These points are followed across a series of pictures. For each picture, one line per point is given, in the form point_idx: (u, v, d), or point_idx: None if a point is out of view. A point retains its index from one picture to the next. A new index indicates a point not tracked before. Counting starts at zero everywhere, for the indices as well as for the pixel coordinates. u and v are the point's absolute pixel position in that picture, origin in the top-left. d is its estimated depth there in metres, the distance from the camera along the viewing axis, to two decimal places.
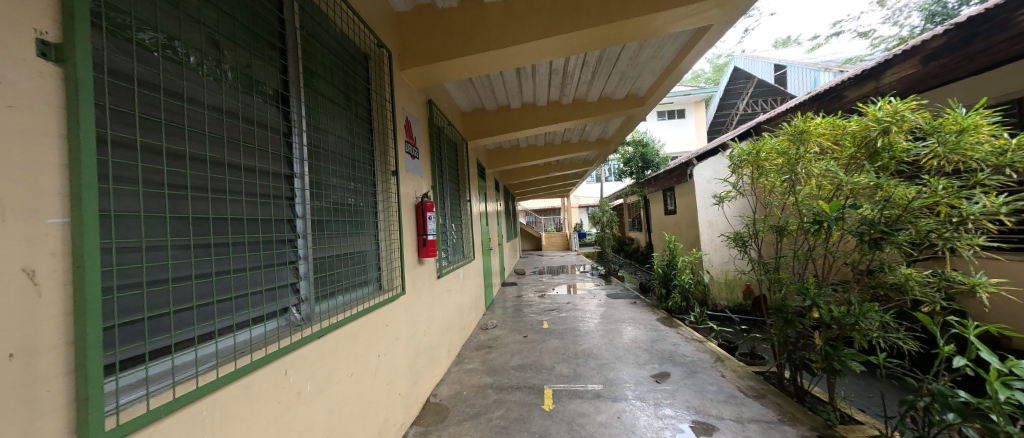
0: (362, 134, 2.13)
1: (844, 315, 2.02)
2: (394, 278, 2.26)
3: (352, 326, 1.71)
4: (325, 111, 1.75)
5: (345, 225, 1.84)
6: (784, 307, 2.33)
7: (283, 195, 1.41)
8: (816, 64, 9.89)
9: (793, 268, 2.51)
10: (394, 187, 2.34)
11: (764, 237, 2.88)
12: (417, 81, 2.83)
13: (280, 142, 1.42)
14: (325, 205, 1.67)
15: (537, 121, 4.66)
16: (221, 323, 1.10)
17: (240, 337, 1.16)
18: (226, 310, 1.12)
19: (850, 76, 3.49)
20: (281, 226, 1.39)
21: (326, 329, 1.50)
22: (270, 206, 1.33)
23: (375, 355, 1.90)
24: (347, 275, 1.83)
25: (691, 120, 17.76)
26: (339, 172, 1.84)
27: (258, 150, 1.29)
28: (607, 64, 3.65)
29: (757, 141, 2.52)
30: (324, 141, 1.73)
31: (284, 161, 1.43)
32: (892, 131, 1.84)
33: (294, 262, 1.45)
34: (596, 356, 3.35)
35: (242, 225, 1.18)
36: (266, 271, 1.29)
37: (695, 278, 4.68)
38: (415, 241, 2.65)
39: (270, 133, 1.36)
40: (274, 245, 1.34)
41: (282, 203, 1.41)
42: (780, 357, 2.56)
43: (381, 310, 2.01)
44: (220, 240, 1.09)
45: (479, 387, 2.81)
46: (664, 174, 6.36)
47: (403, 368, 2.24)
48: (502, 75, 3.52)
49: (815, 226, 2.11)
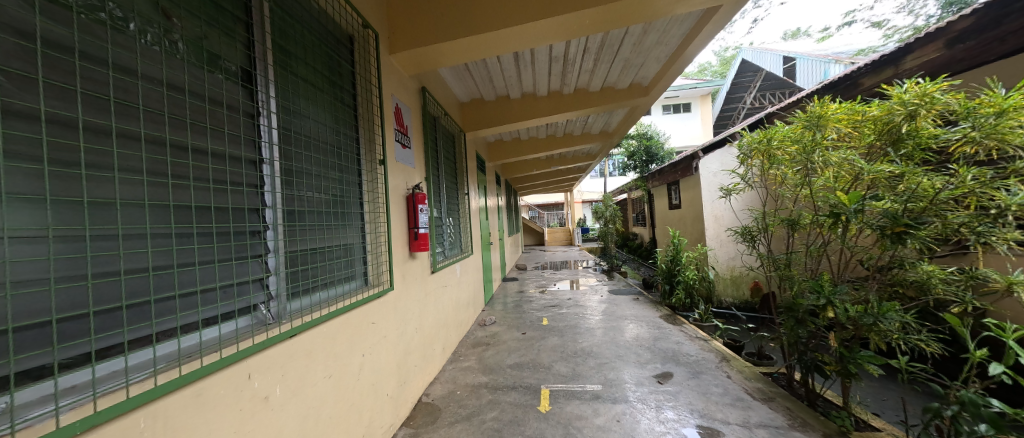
0: (346, 121, 2.00)
1: (862, 315, 1.88)
2: (381, 273, 2.13)
3: (331, 324, 1.60)
4: (303, 94, 1.62)
5: (326, 217, 1.72)
6: (795, 306, 2.20)
7: (249, 183, 1.30)
8: (825, 56, 9.63)
9: (805, 264, 2.35)
10: (382, 177, 2.20)
11: (774, 232, 2.72)
12: (407, 66, 2.69)
13: (247, 124, 1.31)
14: (302, 196, 1.56)
15: (537, 112, 4.51)
16: (161, 326, 0.97)
17: (185, 341, 1.03)
18: (167, 311, 0.99)
19: (866, 62, 3.31)
20: (248, 217, 1.28)
21: (297, 328, 1.39)
22: (233, 193, 1.21)
23: (358, 356, 1.79)
24: (326, 270, 1.71)
25: (697, 114, 17.44)
26: (320, 160, 1.72)
27: (218, 131, 1.17)
28: (610, 50, 3.49)
29: (768, 129, 2.33)
30: (302, 126, 1.61)
31: (250, 147, 1.32)
32: (918, 116, 1.68)
33: (263, 256, 1.34)
34: (595, 355, 3.23)
35: (194, 215, 1.06)
36: (222, 266, 1.16)
37: (700, 275, 4.53)
38: (406, 235, 2.52)
39: (235, 115, 1.25)
40: (238, 237, 1.23)
41: (249, 192, 1.29)
42: (790, 358, 2.42)
43: (366, 306, 1.90)
44: (162, 231, 0.97)
45: (473, 386, 2.71)
46: (669, 167, 6.18)
47: (391, 368, 2.13)
48: (500, 61, 3.36)
49: (832, 219, 1.94)
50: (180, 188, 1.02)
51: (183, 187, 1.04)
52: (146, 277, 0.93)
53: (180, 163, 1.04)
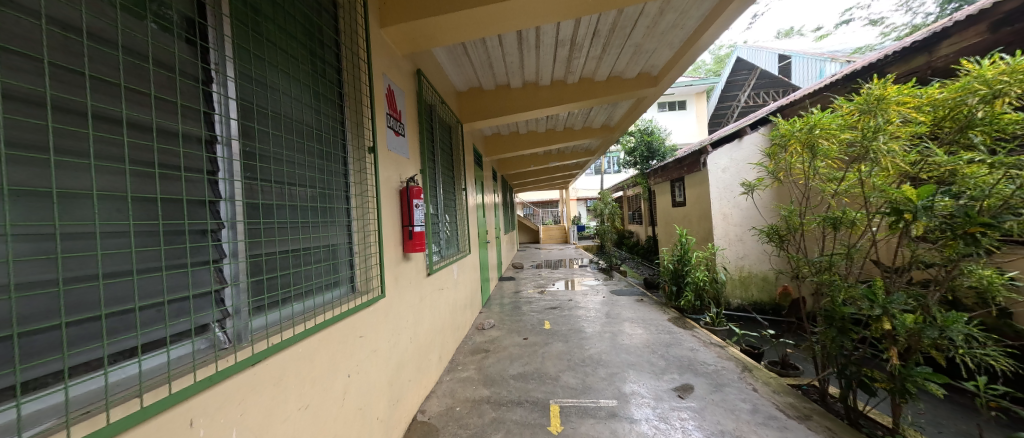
0: (330, 100, 1.69)
1: (925, 329, 1.65)
2: (372, 277, 1.83)
3: (308, 343, 1.30)
4: (274, 61, 1.31)
5: (303, 212, 1.42)
6: (838, 313, 1.98)
7: (193, 167, 0.97)
8: (823, 53, 9.52)
9: (845, 267, 2.13)
10: (371, 166, 1.88)
11: (805, 231, 2.49)
12: (400, 42, 2.36)
13: (192, 91, 0.98)
14: (271, 186, 1.25)
15: (540, 102, 4.21)
16: (23, 374, 0.63)
17: (73, 390, 0.70)
18: (42, 349, 0.66)
19: (896, 50, 3.14)
20: (192, 213, 0.96)
21: (260, 354, 1.08)
22: (164, 179, 0.88)
23: (344, 376, 1.50)
24: (303, 277, 1.41)
25: (693, 111, 17.32)
26: (297, 144, 1.42)
27: (141, 95, 0.84)
28: (622, 33, 3.20)
29: (808, 116, 2.09)
30: (273, 101, 1.31)
31: (193, 119, 0.98)
32: (1000, 98, 1.45)
33: (217, 262, 1.03)
34: (605, 364, 2.98)
35: (111, 211, 0.76)
36: (147, 278, 0.84)
37: (710, 276, 4.31)
38: (399, 234, 2.21)
39: (171, 75, 0.91)
40: (172, 239, 0.90)
41: (192, 178, 0.97)
42: (826, 371, 2.22)
43: (354, 318, 1.60)
44: (34, 230, 0.64)
45: (474, 401, 2.44)
46: (674, 163, 5.87)
47: (382, 388, 1.85)
48: (503, 42, 3.05)
49: (891, 217, 1.70)
50: (69, 169, 0.69)
51: (78, 168, 0.71)
52: (6, 302, 0.61)
53: (70, 132, 0.70)
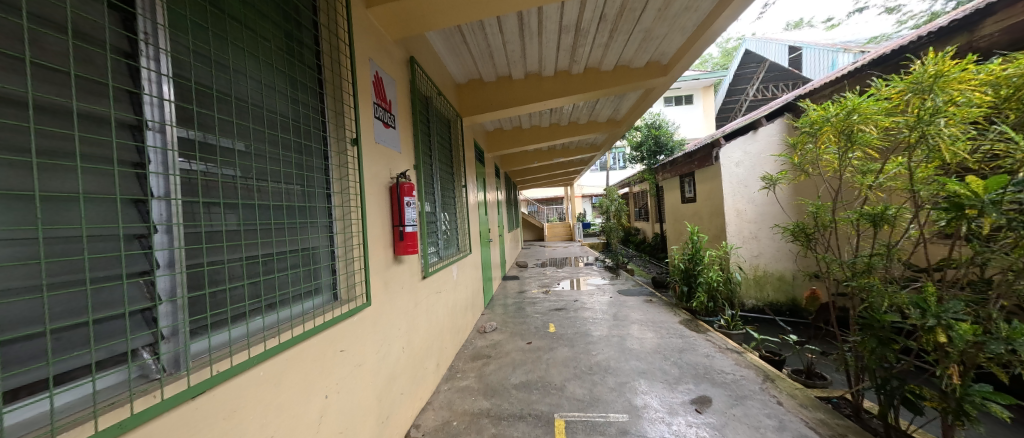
0: (308, 86, 1.50)
1: (988, 342, 1.43)
2: (355, 284, 1.63)
3: (273, 366, 1.10)
4: (236, 40, 1.12)
5: (274, 213, 1.24)
6: (879, 322, 1.77)
7: (98, 154, 0.73)
8: (834, 45, 8.79)
9: (885, 269, 1.92)
10: (355, 161, 1.67)
11: (836, 230, 2.27)
12: (390, 25, 2.16)
13: (90, 56, 0.73)
14: (233, 182, 1.07)
15: (543, 94, 4.00)
16: None
17: None
18: None
19: (929, 31, 2.94)
20: (94, 214, 0.71)
21: (201, 385, 0.85)
22: (50, 172, 0.64)
23: (321, 397, 1.32)
24: (270, 287, 1.21)
25: (700, 106, 16.91)
26: (269, 136, 1.25)
27: (11, 59, 0.60)
28: (631, 17, 2.97)
29: (843, 100, 1.86)
30: (234, 86, 1.11)
31: (95, 94, 0.73)
32: None
33: (149, 274, 0.82)
34: (615, 372, 2.78)
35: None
36: (16, 303, 0.61)
37: (724, 276, 4.09)
38: (390, 235, 2.03)
39: (62, 37, 0.67)
40: (61, 250, 0.66)
41: (98, 168, 0.72)
42: (860, 384, 2.03)
43: (332, 330, 1.41)
44: None
45: (472, 415, 2.26)
46: (683, 157, 5.58)
47: (370, 406, 1.67)
48: (504, 26, 2.84)
49: (954, 213, 1.47)
50: None
51: None
52: None
53: None
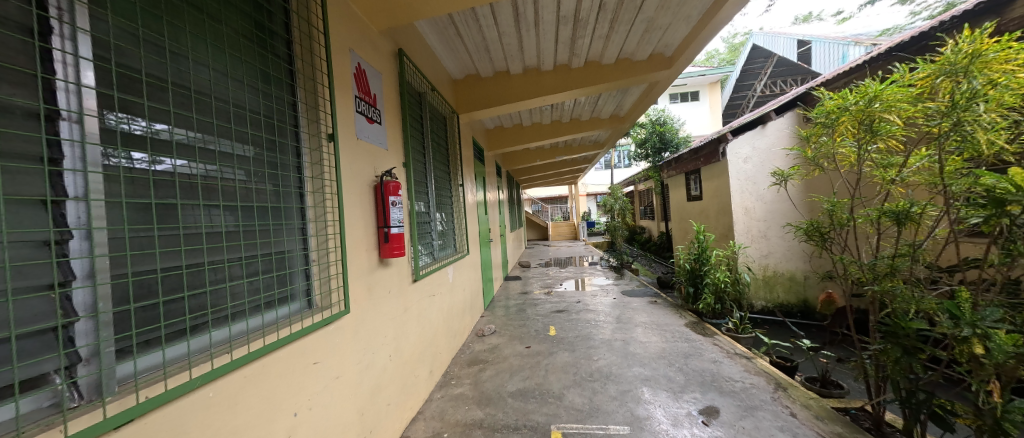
0: (279, 79, 1.39)
1: None
2: (332, 290, 1.52)
3: (226, 385, 0.99)
4: (189, 25, 1.02)
5: (232, 216, 1.12)
6: (903, 329, 1.62)
7: None
8: (845, 37, 8.51)
9: (909, 271, 1.76)
10: (332, 158, 1.56)
11: (854, 228, 2.11)
12: (375, 14, 2.05)
13: None
14: (184, 182, 0.96)
15: (542, 89, 3.86)
16: None
17: None
18: None
19: (954, 14, 2.76)
20: None
21: (125, 414, 0.75)
22: None
23: (289, 415, 1.21)
24: (225, 296, 1.09)
25: (706, 102, 16.61)
26: (230, 132, 1.14)
27: None
28: (632, 5, 2.82)
29: (863, 86, 1.70)
30: (188, 76, 1.00)
31: None
32: None
33: (64, 285, 0.71)
34: (616, 379, 2.64)
35: None
36: None
37: (732, 277, 3.93)
38: (375, 237, 1.92)
39: None
40: None
41: None
42: (880, 396, 1.89)
43: (302, 341, 1.30)
44: None
45: (464, 426, 2.14)
46: (688, 153, 5.42)
47: (350, 420, 1.56)
48: (499, 16, 2.71)
49: (994, 210, 1.31)
50: None
51: None
52: None
53: None
